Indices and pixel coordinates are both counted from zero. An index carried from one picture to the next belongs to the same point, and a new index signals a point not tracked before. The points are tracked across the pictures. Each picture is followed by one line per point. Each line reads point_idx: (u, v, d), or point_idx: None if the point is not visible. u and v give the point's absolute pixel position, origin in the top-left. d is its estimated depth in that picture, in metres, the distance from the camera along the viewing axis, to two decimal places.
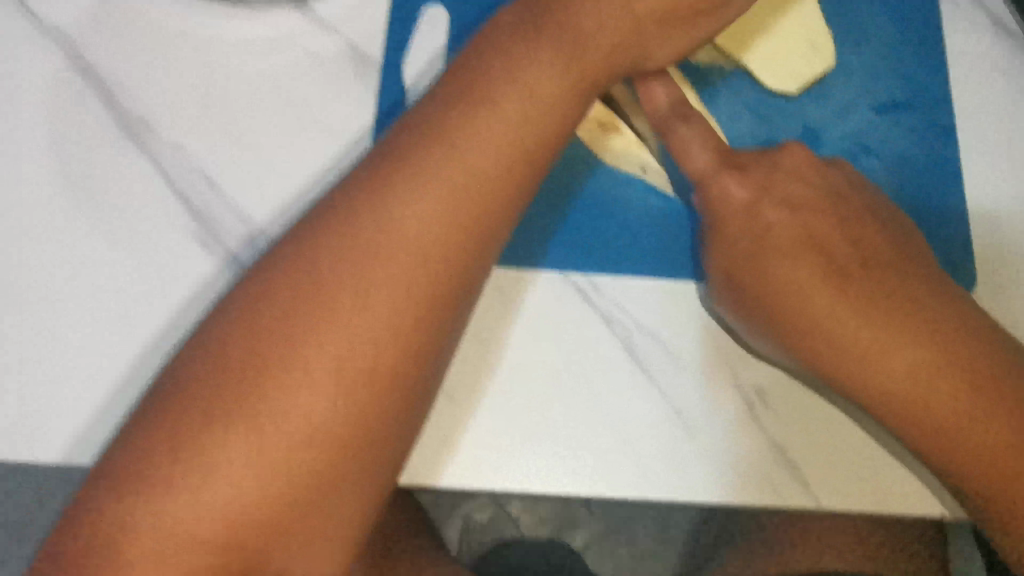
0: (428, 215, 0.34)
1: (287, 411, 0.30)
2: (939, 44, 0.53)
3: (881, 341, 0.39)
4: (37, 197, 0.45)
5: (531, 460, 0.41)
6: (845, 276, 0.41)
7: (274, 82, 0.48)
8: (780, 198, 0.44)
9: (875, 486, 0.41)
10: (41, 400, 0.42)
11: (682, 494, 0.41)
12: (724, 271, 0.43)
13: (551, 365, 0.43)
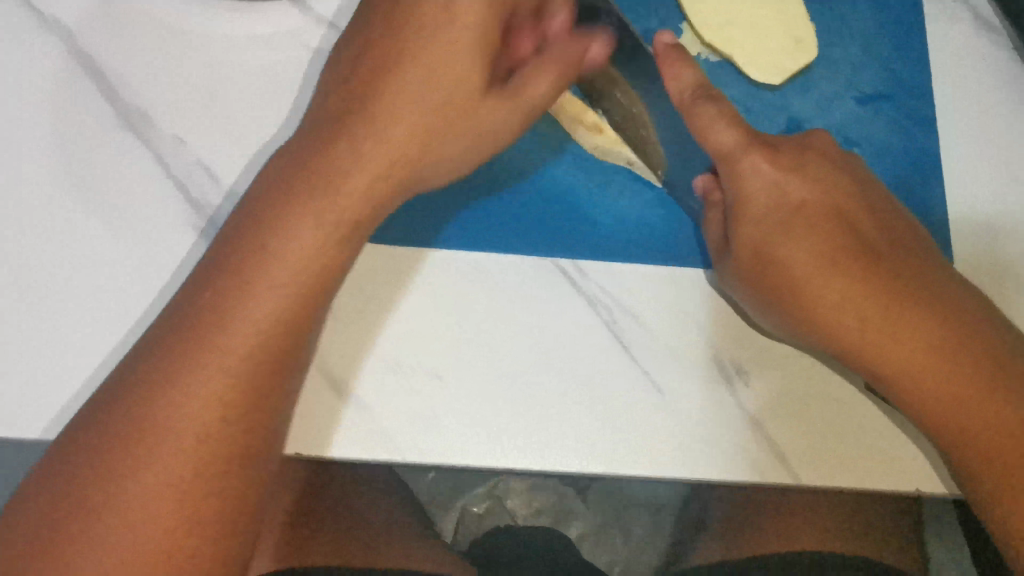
0: (338, 220, 0.38)
1: (193, 391, 0.34)
2: (920, 37, 0.54)
3: (896, 322, 0.40)
4: (39, 196, 0.46)
5: (529, 437, 0.42)
6: (873, 258, 0.41)
7: (274, 78, 0.49)
8: (812, 175, 0.43)
9: (873, 462, 0.43)
10: (46, 388, 0.43)
11: (672, 471, 0.42)
12: (753, 246, 0.42)
13: (546, 346, 0.44)
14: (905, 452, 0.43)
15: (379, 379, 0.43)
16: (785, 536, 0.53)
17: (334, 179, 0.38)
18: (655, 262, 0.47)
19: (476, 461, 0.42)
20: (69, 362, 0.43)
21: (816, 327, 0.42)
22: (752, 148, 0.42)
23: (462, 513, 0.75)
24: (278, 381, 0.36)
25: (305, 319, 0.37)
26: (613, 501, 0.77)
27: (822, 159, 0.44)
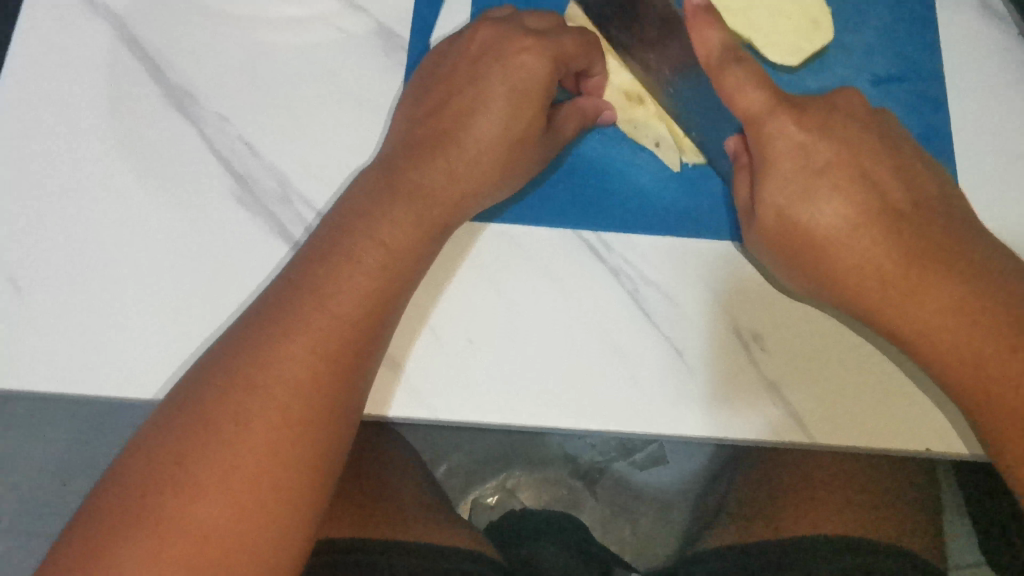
0: (419, 216, 0.43)
1: (302, 352, 0.39)
2: (932, 23, 0.56)
3: (913, 277, 0.42)
4: (91, 171, 0.49)
5: (556, 400, 0.44)
6: (895, 215, 0.43)
7: (310, 58, 0.52)
8: (838, 138, 0.45)
9: (888, 422, 0.45)
10: (93, 344, 0.45)
11: (685, 428, 0.44)
12: (776, 208, 0.44)
13: (575, 313, 0.46)
14: (925, 416, 0.45)
15: (418, 342, 0.45)
16: (796, 523, 0.55)
17: (416, 179, 0.44)
18: (678, 234, 0.49)
19: (505, 422, 0.44)
20: (116, 327, 0.45)
21: (839, 285, 0.44)
22: (779, 109, 0.44)
23: (474, 504, 0.78)
24: (356, 348, 0.40)
25: (389, 292, 0.42)
26: (620, 494, 0.80)
27: (847, 122, 0.45)
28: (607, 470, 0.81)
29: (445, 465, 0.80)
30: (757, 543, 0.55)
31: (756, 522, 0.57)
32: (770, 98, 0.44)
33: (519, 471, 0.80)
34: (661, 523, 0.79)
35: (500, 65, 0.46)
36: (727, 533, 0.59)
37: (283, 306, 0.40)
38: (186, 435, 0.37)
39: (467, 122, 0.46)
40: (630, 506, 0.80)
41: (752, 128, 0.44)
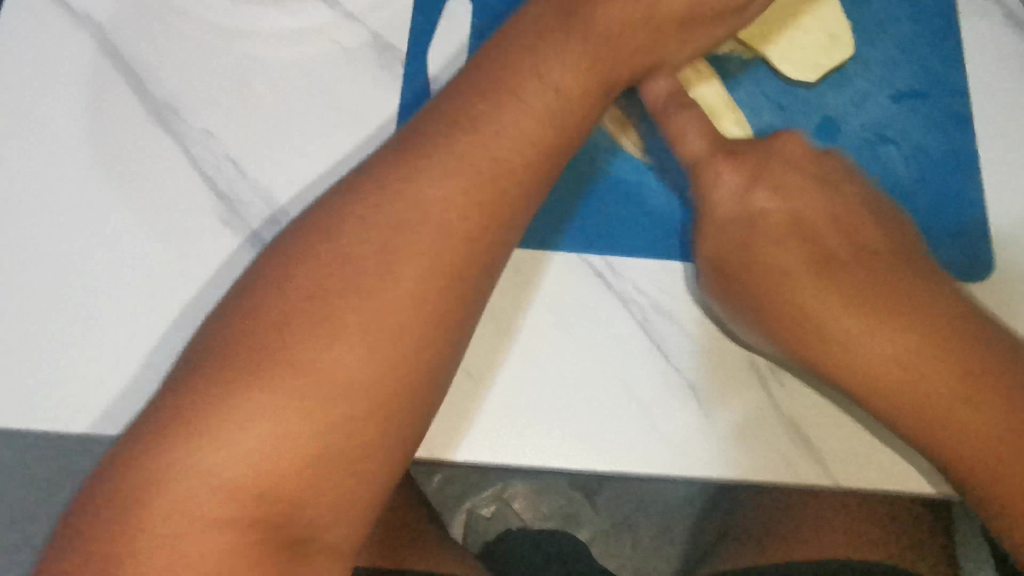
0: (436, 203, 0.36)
1: (294, 363, 0.32)
2: (955, 36, 0.54)
3: (866, 328, 0.39)
4: (71, 191, 0.46)
5: (540, 446, 0.41)
6: (834, 265, 0.41)
7: (300, 69, 0.49)
8: (773, 182, 0.44)
9: (876, 472, 0.42)
10: (66, 372, 0.42)
11: (696, 468, 0.41)
12: (713, 258, 0.43)
13: (562, 349, 0.43)
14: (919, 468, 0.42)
15: None
16: (805, 545, 0.53)
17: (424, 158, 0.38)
18: (686, 261, 0.46)
19: (508, 461, 0.41)
20: (97, 356, 0.43)
21: (794, 342, 0.41)
22: (717, 152, 0.44)
23: (471, 515, 0.75)
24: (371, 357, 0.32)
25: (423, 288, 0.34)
26: (620, 508, 0.78)
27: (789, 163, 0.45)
28: (607, 482, 0.77)
29: (440, 475, 0.75)
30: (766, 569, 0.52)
31: (767, 541, 0.55)
32: (711, 144, 0.45)
33: (519, 482, 0.76)
34: (663, 539, 0.76)
35: (518, 55, 0.41)
36: (738, 553, 0.56)
37: (247, 338, 0.32)
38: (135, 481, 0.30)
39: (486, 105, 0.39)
40: (631, 517, 0.78)
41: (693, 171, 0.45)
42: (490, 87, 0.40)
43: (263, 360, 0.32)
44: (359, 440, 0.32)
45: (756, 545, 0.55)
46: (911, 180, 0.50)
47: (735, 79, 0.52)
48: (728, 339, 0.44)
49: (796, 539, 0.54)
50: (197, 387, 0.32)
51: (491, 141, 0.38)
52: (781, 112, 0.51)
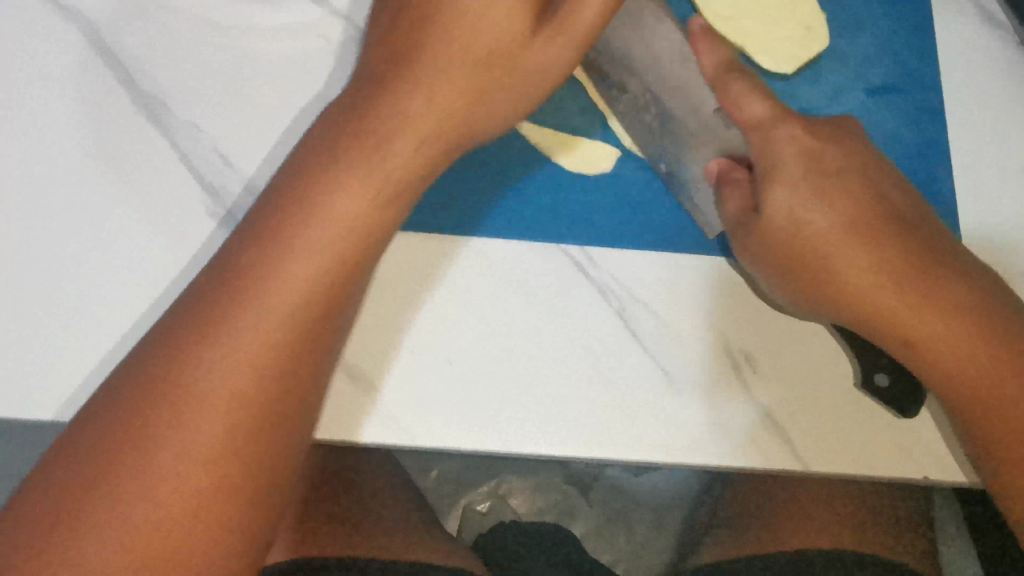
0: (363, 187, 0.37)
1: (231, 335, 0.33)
2: (929, 31, 0.55)
3: (921, 284, 0.40)
4: (66, 190, 0.47)
5: (536, 427, 0.43)
6: (894, 226, 0.42)
7: (287, 63, 0.50)
8: (844, 149, 0.44)
9: (887, 437, 0.43)
10: (56, 363, 0.43)
11: (671, 455, 0.42)
12: (788, 207, 0.43)
13: (547, 334, 0.45)
14: (926, 440, 0.43)
15: (400, 365, 0.43)
16: (797, 537, 0.53)
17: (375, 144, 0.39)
18: (663, 249, 0.48)
19: (485, 447, 0.42)
20: (85, 345, 0.44)
21: (849, 295, 0.42)
22: (787, 117, 0.44)
23: (466, 510, 0.76)
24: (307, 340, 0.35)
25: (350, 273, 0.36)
26: (615, 501, 0.79)
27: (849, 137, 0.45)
28: (600, 476, 0.79)
29: (435, 470, 0.77)
30: (756, 556, 0.53)
31: (758, 533, 0.55)
32: (775, 108, 0.45)
33: (513, 476, 0.78)
34: (656, 534, 0.77)
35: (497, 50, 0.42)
36: (728, 544, 0.56)
37: (176, 336, 0.34)
38: (86, 482, 0.31)
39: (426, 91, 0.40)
40: (624, 513, 0.78)
41: (754, 134, 0.45)
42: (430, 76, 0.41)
43: (189, 362, 0.33)
44: (265, 426, 0.33)
45: (744, 538, 0.56)
46: None
47: None
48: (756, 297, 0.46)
49: (787, 535, 0.54)
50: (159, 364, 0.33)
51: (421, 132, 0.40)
52: None
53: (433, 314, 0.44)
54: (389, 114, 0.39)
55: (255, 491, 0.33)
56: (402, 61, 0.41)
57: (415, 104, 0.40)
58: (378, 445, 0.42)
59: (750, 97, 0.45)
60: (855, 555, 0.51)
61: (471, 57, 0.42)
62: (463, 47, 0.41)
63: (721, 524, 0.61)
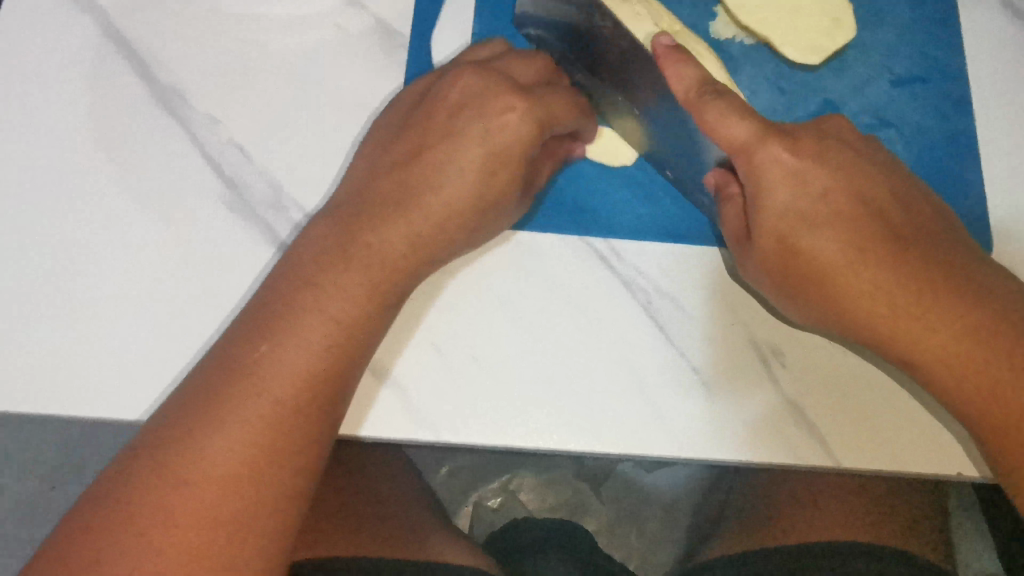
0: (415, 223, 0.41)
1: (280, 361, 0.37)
2: (957, 20, 0.53)
3: (932, 307, 0.38)
4: (72, 183, 0.46)
5: (562, 425, 0.42)
6: (899, 242, 0.39)
7: (305, 56, 0.49)
8: (831, 163, 0.41)
9: (901, 451, 0.42)
10: (66, 353, 0.42)
11: (698, 450, 0.42)
12: (779, 236, 0.40)
13: (563, 339, 0.44)
14: (953, 445, 0.42)
15: (421, 360, 0.43)
16: (814, 530, 0.52)
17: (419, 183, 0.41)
18: (692, 242, 0.47)
19: (508, 443, 0.42)
20: (96, 337, 0.43)
21: (853, 320, 0.40)
22: (769, 137, 0.40)
23: (476, 506, 0.76)
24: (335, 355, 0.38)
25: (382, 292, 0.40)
26: (628, 498, 0.78)
27: (839, 146, 0.42)
28: (613, 471, 0.78)
29: (447, 465, 0.77)
30: (771, 549, 0.51)
31: (773, 527, 0.54)
32: (757, 128, 0.40)
33: (526, 471, 0.77)
34: (669, 528, 0.76)
35: None
36: (741, 539, 0.55)
37: (221, 366, 0.37)
38: (143, 481, 0.34)
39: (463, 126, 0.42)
40: (636, 510, 0.77)
41: (739, 158, 0.40)
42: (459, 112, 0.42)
43: (238, 385, 0.36)
44: (311, 434, 0.37)
45: (756, 531, 0.54)
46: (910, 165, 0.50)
47: (737, 63, 0.52)
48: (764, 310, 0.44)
49: (800, 528, 0.52)
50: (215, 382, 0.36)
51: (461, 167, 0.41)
52: (782, 96, 0.51)
53: (457, 309, 0.44)
54: (432, 170, 0.41)
55: (298, 486, 0.36)
56: (430, 125, 0.42)
57: (435, 147, 0.42)
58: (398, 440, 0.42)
59: (731, 120, 0.40)
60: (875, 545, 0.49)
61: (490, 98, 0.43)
62: (478, 104, 0.42)
63: (734, 516, 0.60)
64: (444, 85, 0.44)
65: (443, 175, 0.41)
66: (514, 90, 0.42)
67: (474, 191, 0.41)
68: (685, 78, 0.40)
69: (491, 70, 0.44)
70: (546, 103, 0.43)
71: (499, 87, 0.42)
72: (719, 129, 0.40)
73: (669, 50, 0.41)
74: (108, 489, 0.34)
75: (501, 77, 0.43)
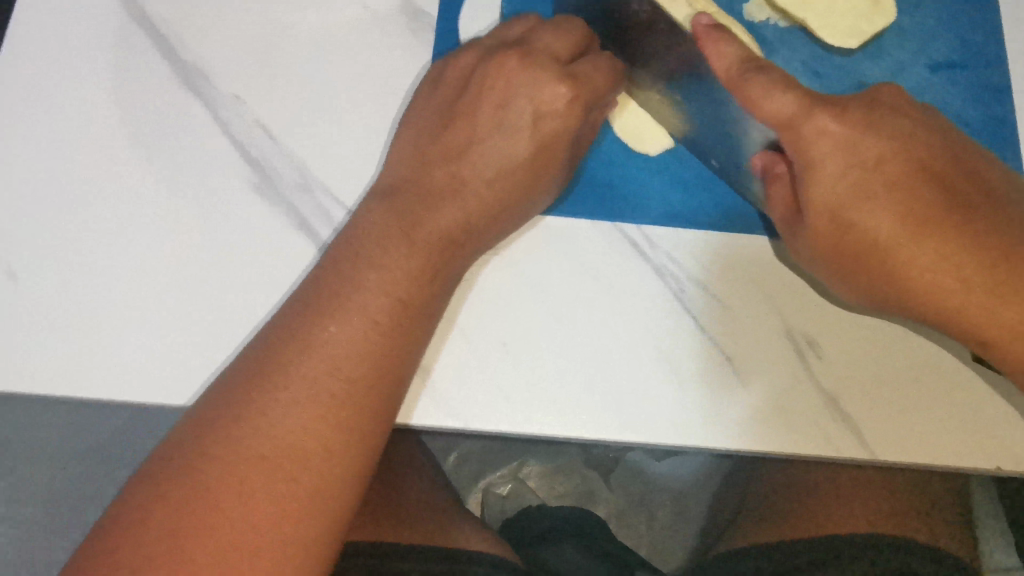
0: (467, 206, 0.41)
1: (319, 343, 0.36)
2: (996, 4, 0.52)
3: (1004, 281, 0.36)
4: (92, 171, 0.46)
5: (595, 414, 0.41)
6: (967, 212, 0.37)
7: (332, 37, 0.48)
8: (888, 132, 0.39)
9: (949, 438, 0.41)
10: (92, 339, 0.42)
11: (732, 440, 0.41)
12: (828, 211, 0.39)
13: (598, 325, 0.43)
14: (1000, 436, 0.41)
15: (450, 346, 0.42)
16: (826, 521, 0.51)
17: (465, 177, 0.42)
18: (727, 231, 0.46)
19: (540, 430, 0.41)
20: (122, 322, 0.42)
21: (914, 296, 0.39)
22: (815, 108, 0.38)
23: (485, 492, 0.75)
24: (373, 342, 0.37)
25: (423, 282, 0.39)
26: (636, 486, 0.77)
27: (893, 115, 0.40)
28: (621, 459, 0.78)
29: (456, 451, 0.77)
30: (785, 543, 0.50)
31: (790, 520, 0.53)
32: (801, 101, 0.38)
33: (534, 458, 0.77)
34: (680, 519, 0.75)
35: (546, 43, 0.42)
36: (753, 531, 0.54)
37: (256, 355, 0.36)
38: (174, 473, 0.33)
39: (498, 114, 0.42)
40: (645, 498, 0.77)
41: (785, 134, 0.39)
42: (489, 104, 0.43)
43: (282, 365, 0.36)
44: (355, 424, 0.36)
45: (769, 523, 0.54)
46: None
47: (773, 46, 0.50)
48: (813, 289, 0.44)
49: (821, 522, 0.51)
50: (253, 375, 0.35)
51: (504, 156, 0.42)
52: (818, 80, 0.50)
53: (488, 295, 0.43)
54: (479, 157, 0.42)
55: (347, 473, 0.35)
56: (478, 110, 0.43)
57: (478, 135, 0.42)
58: (428, 428, 0.41)
59: (778, 98, 0.38)
60: (893, 539, 0.49)
61: (525, 83, 0.42)
62: (524, 92, 0.42)
63: (748, 508, 0.59)
64: (490, 66, 0.43)
65: (490, 161, 0.42)
66: (561, 75, 0.42)
67: (523, 178, 0.42)
68: (725, 57, 0.38)
69: (537, 54, 0.43)
70: (594, 85, 0.42)
71: (546, 73, 0.42)
72: (762, 106, 0.38)
73: (710, 30, 0.38)
74: (140, 475, 0.34)
75: (548, 61, 0.42)
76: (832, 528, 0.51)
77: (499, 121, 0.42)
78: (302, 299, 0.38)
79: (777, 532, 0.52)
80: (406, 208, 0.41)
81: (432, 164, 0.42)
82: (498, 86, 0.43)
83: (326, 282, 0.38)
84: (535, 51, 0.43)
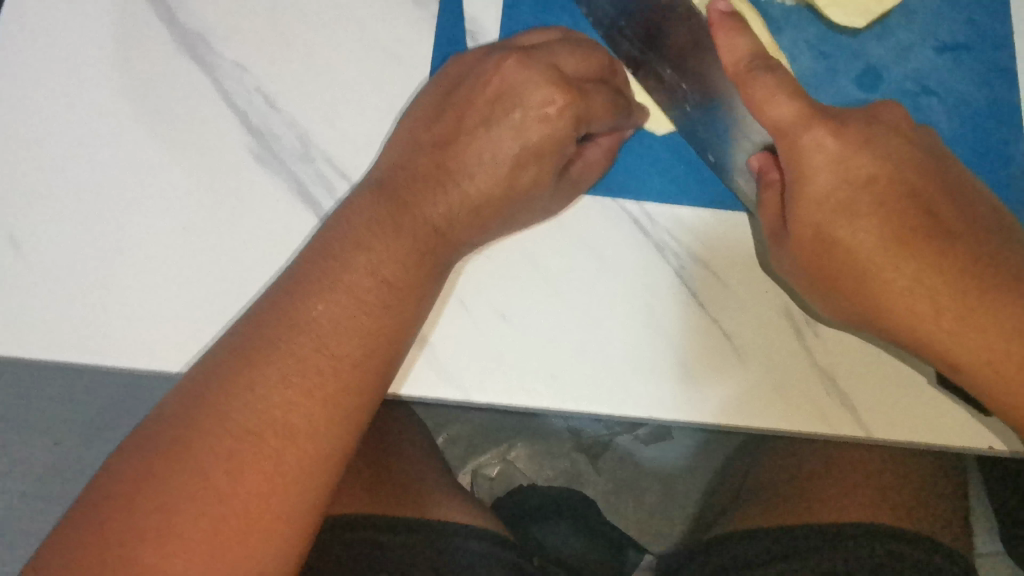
0: (457, 200, 0.40)
1: (318, 319, 0.36)
2: None
3: (973, 302, 0.36)
4: (93, 135, 0.45)
5: (596, 392, 0.41)
6: (948, 235, 0.37)
7: (334, 6, 0.48)
8: (881, 150, 0.39)
9: (928, 430, 0.41)
10: (93, 306, 0.42)
11: (731, 418, 0.41)
12: (815, 226, 0.39)
13: (592, 300, 0.43)
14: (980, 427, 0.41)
15: (450, 317, 0.42)
16: (817, 511, 0.51)
17: (459, 163, 0.40)
18: (727, 208, 0.45)
19: (539, 403, 0.41)
20: (122, 291, 0.42)
21: (887, 316, 0.38)
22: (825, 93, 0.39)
23: (476, 473, 0.76)
24: (375, 317, 0.37)
25: (426, 258, 0.39)
26: (623, 471, 0.77)
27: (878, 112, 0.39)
28: (611, 444, 0.78)
29: (446, 434, 0.77)
30: (779, 533, 0.50)
31: (778, 507, 0.53)
32: (791, 92, 0.39)
33: (521, 442, 0.77)
34: (667, 500, 0.76)
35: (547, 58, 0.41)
36: (744, 519, 0.54)
37: (260, 328, 0.36)
38: (182, 443, 0.33)
39: (485, 116, 0.41)
40: (633, 482, 0.77)
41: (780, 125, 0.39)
42: (485, 93, 0.41)
43: (285, 336, 0.36)
44: (357, 394, 0.36)
45: (761, 508, 0.54)
46: (952, 136, 0.49)
47: (778, 25, 0.50)
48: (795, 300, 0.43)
49: (812, 507, 0.52)
50: (258, 346, 0.36)
51: (498, 156, 0.40)
52: (822, 61, 0.50)
53: (490, 269, 0.43)
54: (467, 157, 0.40)
55: (349, 443, 0.36)
56: (470, 112, 0.41)
57: (467, 123, 0.41)
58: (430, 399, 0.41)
59: (793, 98, 0.38)
60: (877, 529, 0.49)
61: (516, 91, 0.40)
62: (518, 95, 0.40)
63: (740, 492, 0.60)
64: (487, 68, 0.42)
65: (476, 162, 0.40)
66: (556, 83, 0.40)
67: (503, 181, 0.40)
68: (735, 51, 0.39)
69: (538, 59, 0.41)
70: (587, 94, 0.40)
71: (542, 77, 0.40)
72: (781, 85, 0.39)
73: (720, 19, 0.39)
74: (146, 442, 0.34)
75: (546, 67, 0.40)
76: (824, 520, 0.50)
77: (485, 119, 0.41)
78: (302, 271, 0.38)
79: (769, 522, 0.52)
80: (403, 190, 0.40)
81: (431, 135, 0.41)
82: (494, 85, 0.41)
83: (327, 257, 0.38)
84: (537, 56, 0.41)
